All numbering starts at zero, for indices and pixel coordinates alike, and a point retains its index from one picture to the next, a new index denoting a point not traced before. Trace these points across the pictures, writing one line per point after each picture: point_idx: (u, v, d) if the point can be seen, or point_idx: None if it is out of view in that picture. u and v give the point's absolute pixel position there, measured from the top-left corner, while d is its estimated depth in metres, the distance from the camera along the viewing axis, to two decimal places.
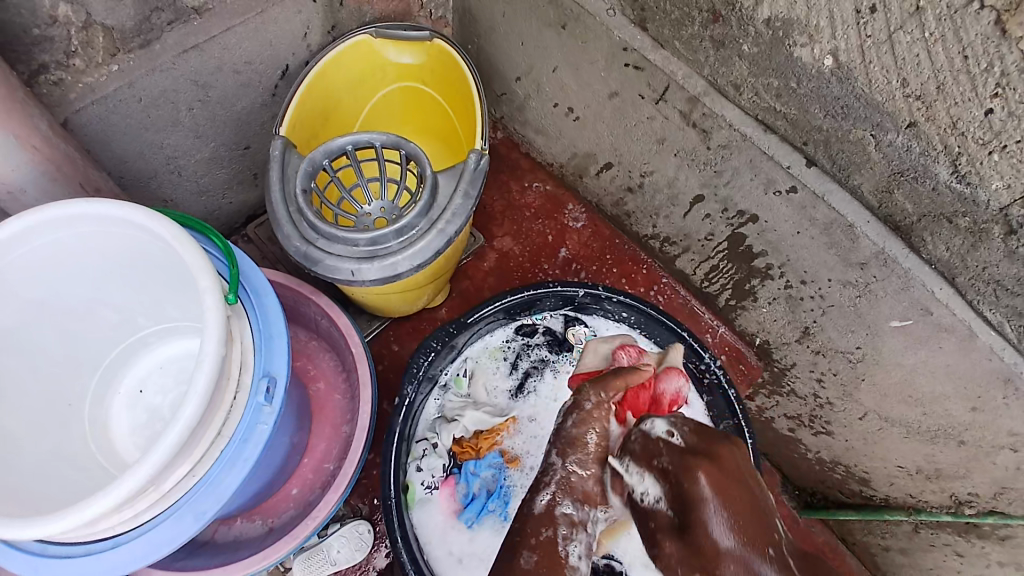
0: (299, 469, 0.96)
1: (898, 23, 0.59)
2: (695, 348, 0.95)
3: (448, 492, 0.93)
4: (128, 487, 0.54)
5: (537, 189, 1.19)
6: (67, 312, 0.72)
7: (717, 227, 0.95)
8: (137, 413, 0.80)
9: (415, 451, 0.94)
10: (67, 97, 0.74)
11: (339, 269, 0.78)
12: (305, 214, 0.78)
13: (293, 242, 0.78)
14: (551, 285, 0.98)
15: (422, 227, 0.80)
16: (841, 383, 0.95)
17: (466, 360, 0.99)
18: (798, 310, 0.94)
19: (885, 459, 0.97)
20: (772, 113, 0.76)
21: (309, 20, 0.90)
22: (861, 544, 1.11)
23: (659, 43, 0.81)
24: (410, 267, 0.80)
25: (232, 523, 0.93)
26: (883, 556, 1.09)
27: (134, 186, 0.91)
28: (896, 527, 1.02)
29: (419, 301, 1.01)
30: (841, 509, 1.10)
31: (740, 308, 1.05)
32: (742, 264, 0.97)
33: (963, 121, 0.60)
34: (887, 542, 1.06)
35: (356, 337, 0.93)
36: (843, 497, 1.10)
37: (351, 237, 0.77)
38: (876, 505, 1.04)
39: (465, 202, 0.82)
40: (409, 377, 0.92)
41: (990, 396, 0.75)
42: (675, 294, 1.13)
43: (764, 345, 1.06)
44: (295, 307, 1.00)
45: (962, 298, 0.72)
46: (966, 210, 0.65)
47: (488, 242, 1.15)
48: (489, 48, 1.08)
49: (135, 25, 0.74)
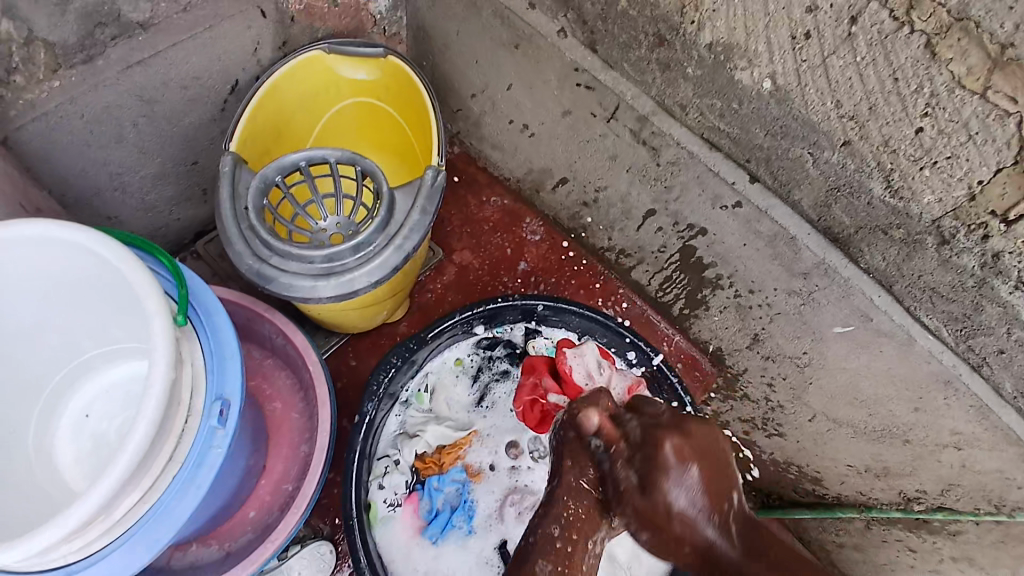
0: (256, 491, 0.94)
1: (832, 48, 0.62)
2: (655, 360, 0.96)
3: (411, 509, 0.93)
4: (78, 517, 0.53)
5: (495, 203, 1.20)
6: (6, 336, 0.70)
7: (669, 240, 0.98)
8: (83, 439, 0.79)
9: (376, 469, 0.93)
10: (7, 113, 0.72)
11: (293, 286, 0.77)
12: (259, 231, 0.78)
13: (245, 259, 0.78)
14: (512, 298, 0.98)
15: (379, 244, 0.80)
16: (790, 387, 0.99)
17: (427, 375, 0.99)
18: (747, 319, 0.98)
19: (835, 459, 1.01)
20: (716, 132, 0.79)
21: (260, 35, 0.89)
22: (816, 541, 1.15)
23: (609, 64, 0.83)
24: (368, 285, 0.80)
25: (187, 548, 0.91)
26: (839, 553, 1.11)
27: (77, 205, 0.88)
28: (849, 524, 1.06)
29: (376, 318, 1.01)
30: (799, 508, 1.11)
31: (693, 316, 1.08)
32: (694, 274, 1.00)
33: (894, 139, 0.63)
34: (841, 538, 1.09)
35: (312, 355, 0.93)
36: (798, 496, 1.12)
37: (306, 254, 0.77)
38: (828, 504, 1.07)
39: (423, 219, 0.83)
40: (367, 395, 0.91)
41: (932, 397, 0.79)
42: (632, 304, 1.15)
43: (718, 352, 1.09)
44: (249, 324, 0.98)
45: (900, 305, 0.76)
46: (900, 222, 0.69)
47: (447, 257, 1.15)
48: (444, 65, 1.09)
49: (78, 41, 0.73)
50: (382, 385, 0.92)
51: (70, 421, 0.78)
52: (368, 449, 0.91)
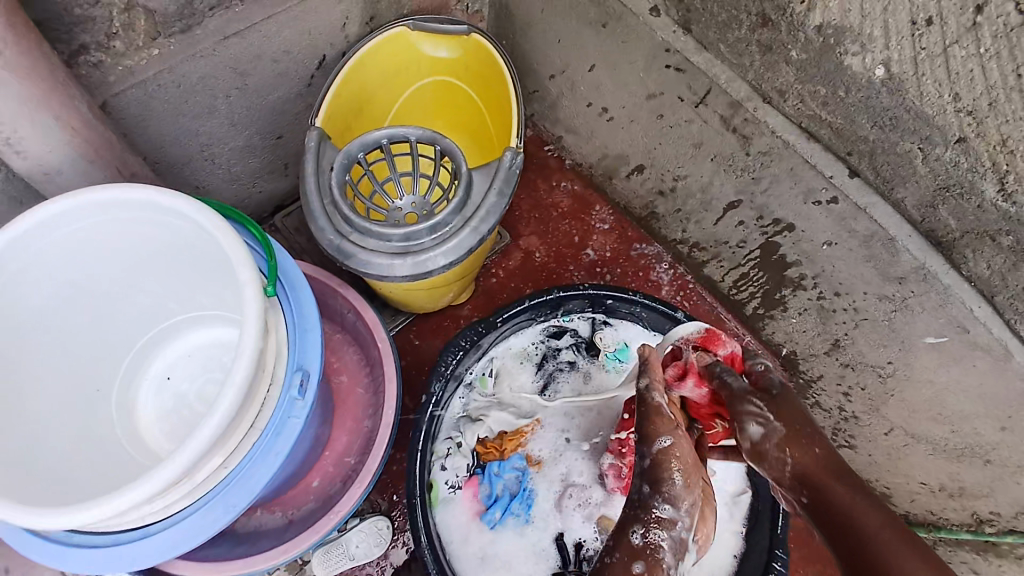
0: (320, 462, 0.95)
1: (955, 37, 0.57)
2: None
3: (470, 493, 0.92)
4: (164, 479, 0.53)
5: (565, 189, 1.17)
6: (100, 294, 0.72)
7: (750, 234, 0.94)
8: (164, 399, 0.80)
9: (438, 450, 0.93)
10: (106, 80, 0.74)
11: (372, 264, 0.77)
12: (340, 206, 0.77)
13: (327, 235, 0.77)
14: (581, 288, 0.96)
15: (455, 225, 0.79)
16: (869, 398, 0.94)
17: (492, 360, 0.98)
18: (829, 322, 0.93)
19: (908, 475, 0.95)
20: (817, 121, 0.74)
21: (349, 10, 0.89)
22: None
23: (703, 45, 0.80)
24: (441, 265, 0.78)
25: (253, 514, 0.93)
26: None
27: (167, 172, 0.90)
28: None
29: (443, 298, 1.00)
30: None
31: (768, 317, 1.03)
32: (774, 273, 0.96)
33: (1014, 139, 0.58)
34: None
35: (382, 331, 0.93)
36: None
37: (386, 232, 0.76)
38: None
39: (500, 201, 0.81)
40: (435, 376, 0.91)
41: (1023, 417, 0.74)
42: (701, 301, 1.11)
43: (791, 356, 1.04)
44: (323, 298, 0.99)
45: (999, 318, 0.71)
46: (1010, 228, 0.64)
47: (514, 242, 1.13)
48: (524, 44, 1.07)
49: (178, 10, 0.74)
50: (448, 368, 0.91)
51: (153, 382, 0.80)
52: (434, 429, 0.91)
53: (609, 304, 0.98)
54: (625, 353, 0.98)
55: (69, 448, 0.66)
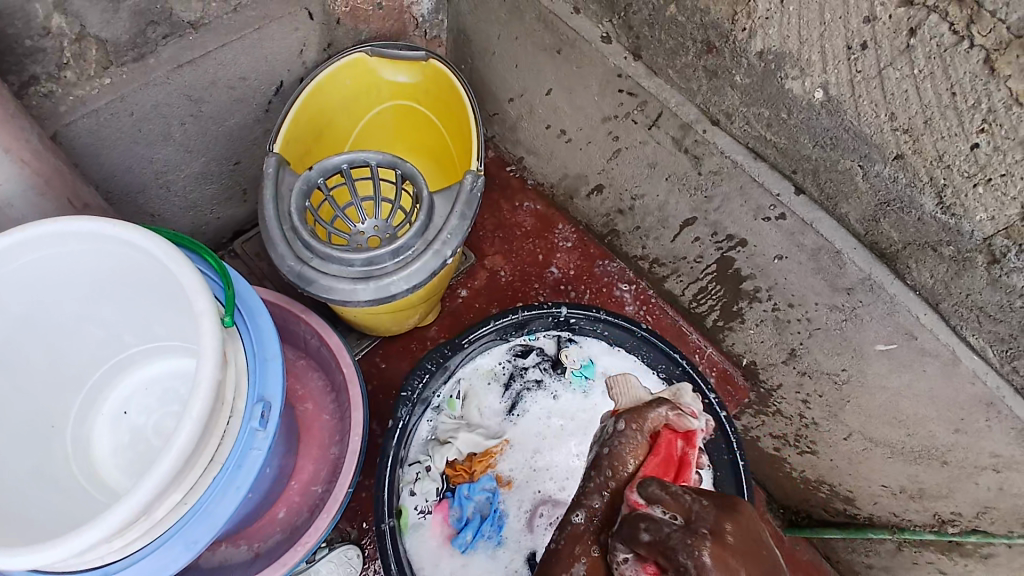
0: (286, 492, 0.94)
1: (889, 60, 0.61)
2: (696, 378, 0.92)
3: (441, 517, 0.90)
4: (121, 517, 0.52)
5: (527, 209, 1.18)
6: (50, 328, 0.70)
7: (706, 250, 0.97)
8: (120, 434, 0.79)
9: (407, 475, 0.91)
10: (57, 110, 0.73)
11: (334, 289, 0.76)
12: (301, 232, 0.77)
13: (288, 261, 0.76)
14: (545, 305, 0.97)
15: (418, 248, 0.78)
16: (826, 404, 0.97)
17: (459, 381, 0.97)
18: (785, 332, 0.96)
19: (868, 479, 0.99)
20: (763, 141, 0.77)
21: (306, 38, 0.89)
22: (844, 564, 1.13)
23: (653, 70, 0.83)
24: (403, 289, 0.77)
25: (217, 548, 0.92)
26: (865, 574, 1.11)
27: (122, 201, 0.89)
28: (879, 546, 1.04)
29: (409, 321, 1.01)
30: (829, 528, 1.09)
31: (727, 329, 1.06)
32: (730, 286, 0.99)
33: (949, 155, 0.62)
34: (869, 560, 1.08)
35: (347, 357, 0.92)
36: (826, 515, 1.10)
37: (347, 257, 0.75)
38: (859, 523, 1.05)
39: (461, 223, 0.80)
40: (402, 401, 0.90)
41: (973, 419, 0.77)
42: (663, 314, 1.14)
43: (751, 366, 1.08)
44: (284, 324, 0.98)
45: (945, 323, 0.74)
46: (950, 239, 0.67)
47: (479, 261, 1.14)
48: (482, 68, 1.08)
49: (131, 39, 0.74)
50: (412, 392, 0.91)
51: (110, 417, 0.79)
52: (401, 453, 0.90)
53: (575, 322, 0.98)
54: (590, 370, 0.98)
55: (25, 489, 0.64)
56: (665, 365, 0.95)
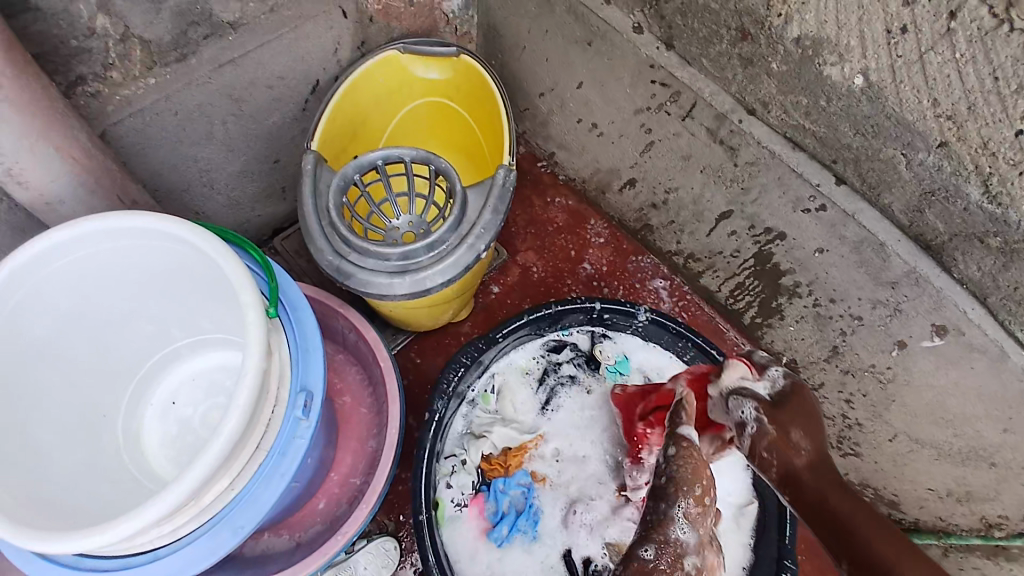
0: (326, 484, 0.96)
1: (930, 43, 0.58)
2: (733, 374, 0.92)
3: (476, 510, 0.90)
4: (171, 502, 0.53)
5: (560, 205, 1.18)
6: (101, 322, 0.73)
7: (743, 244, 0.94)
8: (169, 424, 0.81)
9: (443, 468, 0.92)
10: (104, 109, 0.75)
11: (371, 283, 0.77)
12: (339, 227, 0.77)
13: (326, 255, 0.77)
14: (581, 300, 0.96)
15: (452, 242, 0.78)
16: (870, 404, 0.95)
17: (493, 376, 0.97)
18: (826, 329, 0.93)
19: (913, 482, 0.95)
20: (801, 131, 0.75)
21: (341, 36, 0.91)
22: None
23: (687, 60, 0.81)
24: (439, 281, 0.78)
25: (259, 537, 0.93)
26: None
27: (169, 198, 0.92)
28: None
29: (443, 316, 1.01)
30: None
31: (765, 325, 1.04)
32: (769, 282, 0.96)
33: (994, 142, 0.59)
34: None
35: (383, 351, 0.93)
36: None
37: (382, 250, 0.76)
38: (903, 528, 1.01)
39: (496, 217, 0.80)
40: (437, 394, 0.90)
41: (1022, 417, 0.74)
42: (699, 312, 1.11)
43: (791, 365, 1.05)
44: (322, 319, 0.99)
45: (994, 319, 0.72)
46: (998, 230, 0.64)
47: (512, 258, 1.14)
48: (514, 63, 1.08)
49: (173, 40, 0.76)
50: (448, 387, 0.91)
51: (159, 407, 0.81)
52: (438, 447, 0.90)
53: (609, 318, 0.98)
54: (624, 366, 0.98)
55: (77, 479, 0.66)
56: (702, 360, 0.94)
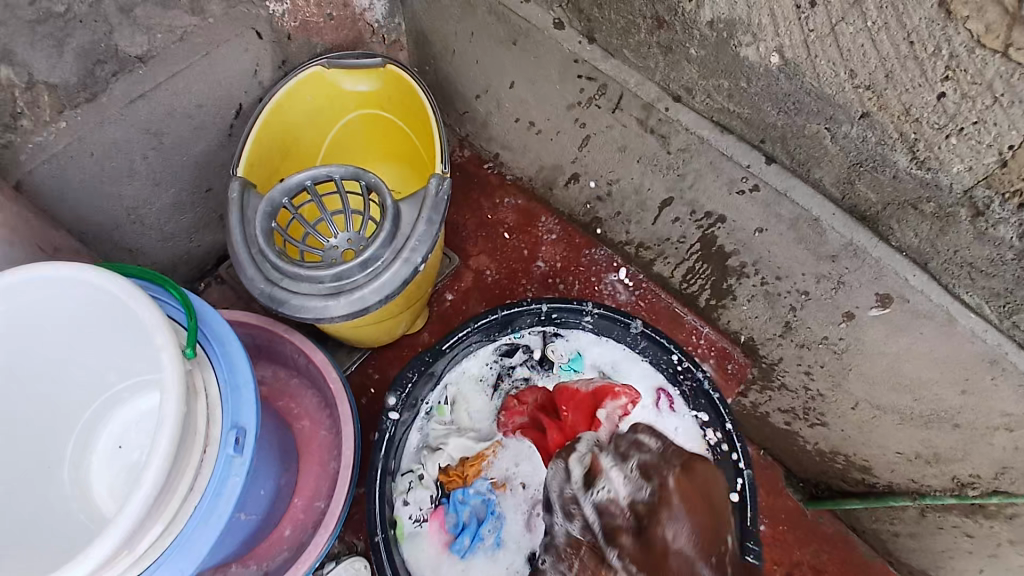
0: (290, 509, 0.95)
1: (840, 14, 0.58)
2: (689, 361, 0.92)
3: (437, 524, 0.90)
4: (95, 560, 0.52)
5: (510, 205, 1.17)
6: (30, 375, 0.69)
7: (687, 229, 0.94)
8: (117, 472, 0.75)
9: (400, 485, 0.91)
10: (17, 159, 0.74)
11: (305, 308, 0.75)
12: (268, 255, 0.76)
13: (258, 284, 0.76)
14: (526, 301, 0.94)
15: (386, 257, 0.77)
16: (829, 374, 0.95)
17: (447, 386, 0.96)
18: (776, 306, 0.94)
19: (883, 447, 0.99)
20: (726, 113, 0.75)
21: (259, 57, 0.90)
22: (873, 531, 1.15)
23: (609, 52, 0.81)
24: (377, 300, 0.76)
25: (227, 570, 0.92)
26: (894, 541, 1.12)
27: (97, 241, 0.89)
28: (902, 513, 1.05)
29: (397, 329, 1.00)
30: (849, 498, 1.11)
31: (721, 307, 1.04)
32: (717, 264, 0.96)
33: (916, 108, 0.59)
34: (896, 527, 1.09)
35: (333, 372, 0.92)
36: (848, 486, 1.12)
37: (315, 274, 0.75)
38: (880, 492, 1.07)
39: (429, 228, 0.79)
40: (386, 409, 0.88)
41: (978, 377, 0.75)
42: (657, 298, 1.11)
43: (750, 342, 1.06)
44: (271, 345, 0.98)
45: (938, 283, 0.72)
46: (929, 194, 0.64)
47: (464, 263, 1.13)
48: (447, 69, 1.07)
49: (80, 80, 0.74)
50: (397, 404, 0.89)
51: (106, 452, 0.75)
52: (393, 464, 0.89)
53: (558, 317, 0.95)
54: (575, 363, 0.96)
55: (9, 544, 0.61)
56: (654, 351, 0.94)
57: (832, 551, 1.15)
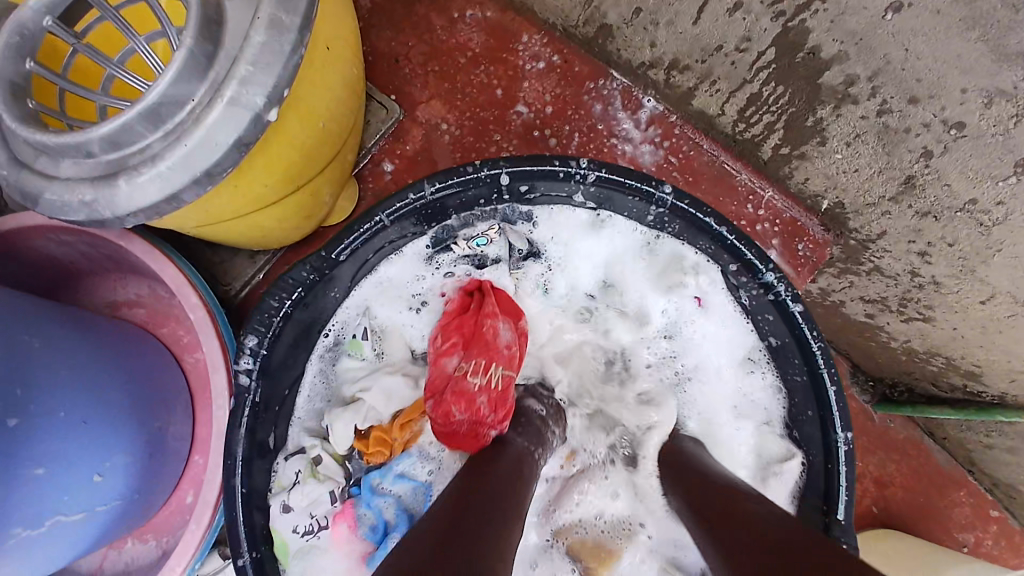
0: (191, 470, 0.70)
1: None
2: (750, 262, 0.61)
3: (344, 530, 0.64)
4: None
5: (473, 20, 0.78)
6: None
7: (757, 25, 0.56)
8: None
9: (282, 477, 0.64)
10: None
11: (68, 205, 0.44)
12: (7, 120, 0.44)
13: (1, 169, 0.45)
14: (464, 174, 0.57)
15: (197, 101, 0.42)
16: (958, 257, 0.61)
17: (365, 312, 0.67)
18: (894, 150, 0.58)
19: (1012, 355, 0.67)
20: None
21: None
22: (953, 438, 0.85)
23: None
24: (187, 184, 0.43)
25: (122, 546, 0.71)
26: (981, 452, 0.83)
27: None
28: (1009, 428, 0.77)
29: (318, 214, 0.68)
30: (936, 408, 0.81)
31: (796, 158, 0.69)
32: (801, 86, 0.59)
33: None
34: (990, 440, 0.80)
35: (193, 297, 0.62)
36: (937, 391, 0.81)
37: (71, 141, 0.42)
38: (984, 404, 0.76)
39: (274, 40, 0.43)
40: (250, 326, 0.58)
41: None
42: (697, 153, 0.77)
43: (835, 211, 0.72)
44: (122, 258, 0.67)
45: None
46: None
47: (408, 114, 0.77)
48: None
49: None
50: (264, 347, 0.59)
51: None
52: (267, 437, 0.63)
53: (528, 188, 0.60)
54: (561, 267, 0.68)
55: None
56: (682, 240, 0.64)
57: (901, 459, 0.88)
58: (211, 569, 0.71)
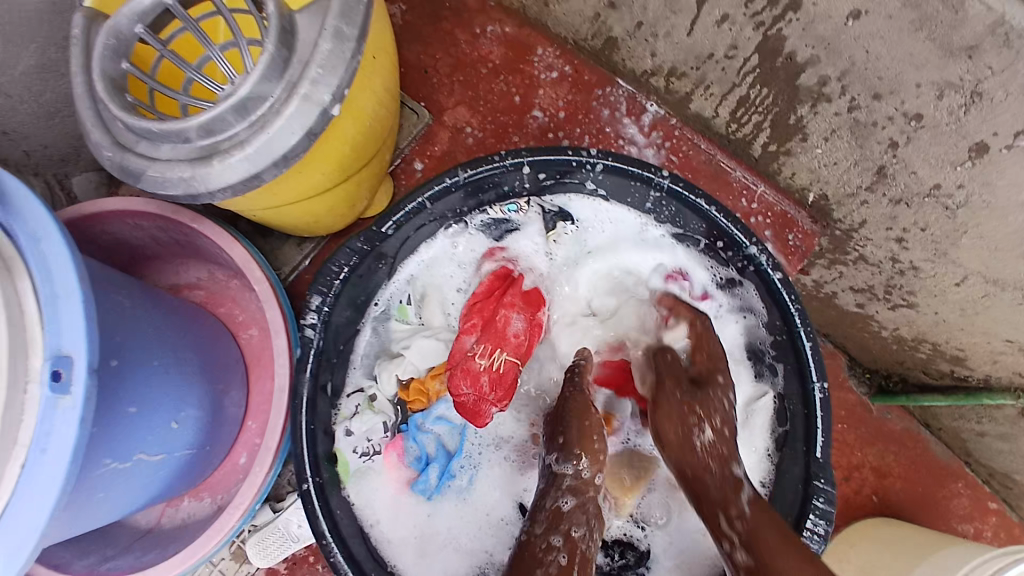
0: (244, 434, 0.79)
1: None
2: (734, 239, 0.69)
3: (394, 457, 0.75)
4: None
5: (493, 35, 0.87)
6: None
7: (740, 33, 0.65)
8: None
9: (344, 409, 0.73)
10: None
11: (168, 180, 0.52)
12: (112, 108, 0.53)
13: (105, 151, 0.54)
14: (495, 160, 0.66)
15: (274, 95, 0.51)
16: (931, 241, 0.68)
17: (411, 283, 0.76)
18: (865, 142, 0.65)
19: (988, 334, 0.73)
20: None
21: None
22: (950, 430, 0.91)
23: None
24: (268, 164, 0.53)
25: (179, 504, 0.79)
26: (976, 442, 0.89)
27: None
28: (995, 410, 0.82)
29: (356, 208, 0.77)
30: (927, 394, 0.87)
31: (783, 154, 0.77)
32: (783, 88, 0.67)
33: None
34: (982, 427, 0.86)
35: (255, 270, 0.71)
36: (928, 378, 0.87)
37: (172, 126, 0.51)
38: (971, 388, 0.82)
39: (338, 45, 0.52)
40: (313, 287, 0.66)
41: None
42: (696, 152, 0.86)
43: (821, 203, 0.80)
44: (187, 241, 0.76)
45: None
46: None
47: (436, 119, 0.87)
48: None
49: None
50: (326, 305, 0.67)
51: None
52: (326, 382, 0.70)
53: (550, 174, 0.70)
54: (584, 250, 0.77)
55: None
56: (685, 221, 0.72)
57: (900, 452, 0.93)
58: (264, 520, 0.81)
